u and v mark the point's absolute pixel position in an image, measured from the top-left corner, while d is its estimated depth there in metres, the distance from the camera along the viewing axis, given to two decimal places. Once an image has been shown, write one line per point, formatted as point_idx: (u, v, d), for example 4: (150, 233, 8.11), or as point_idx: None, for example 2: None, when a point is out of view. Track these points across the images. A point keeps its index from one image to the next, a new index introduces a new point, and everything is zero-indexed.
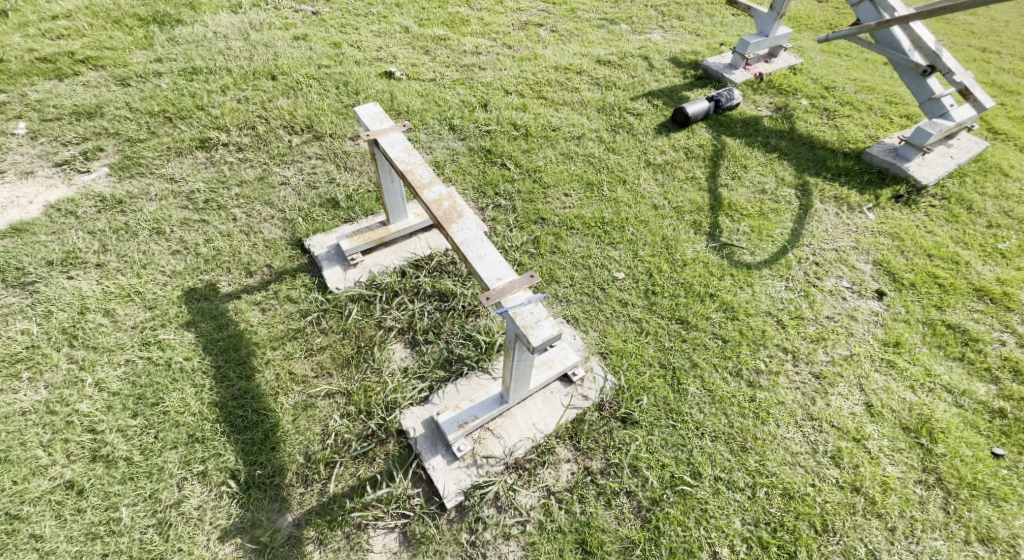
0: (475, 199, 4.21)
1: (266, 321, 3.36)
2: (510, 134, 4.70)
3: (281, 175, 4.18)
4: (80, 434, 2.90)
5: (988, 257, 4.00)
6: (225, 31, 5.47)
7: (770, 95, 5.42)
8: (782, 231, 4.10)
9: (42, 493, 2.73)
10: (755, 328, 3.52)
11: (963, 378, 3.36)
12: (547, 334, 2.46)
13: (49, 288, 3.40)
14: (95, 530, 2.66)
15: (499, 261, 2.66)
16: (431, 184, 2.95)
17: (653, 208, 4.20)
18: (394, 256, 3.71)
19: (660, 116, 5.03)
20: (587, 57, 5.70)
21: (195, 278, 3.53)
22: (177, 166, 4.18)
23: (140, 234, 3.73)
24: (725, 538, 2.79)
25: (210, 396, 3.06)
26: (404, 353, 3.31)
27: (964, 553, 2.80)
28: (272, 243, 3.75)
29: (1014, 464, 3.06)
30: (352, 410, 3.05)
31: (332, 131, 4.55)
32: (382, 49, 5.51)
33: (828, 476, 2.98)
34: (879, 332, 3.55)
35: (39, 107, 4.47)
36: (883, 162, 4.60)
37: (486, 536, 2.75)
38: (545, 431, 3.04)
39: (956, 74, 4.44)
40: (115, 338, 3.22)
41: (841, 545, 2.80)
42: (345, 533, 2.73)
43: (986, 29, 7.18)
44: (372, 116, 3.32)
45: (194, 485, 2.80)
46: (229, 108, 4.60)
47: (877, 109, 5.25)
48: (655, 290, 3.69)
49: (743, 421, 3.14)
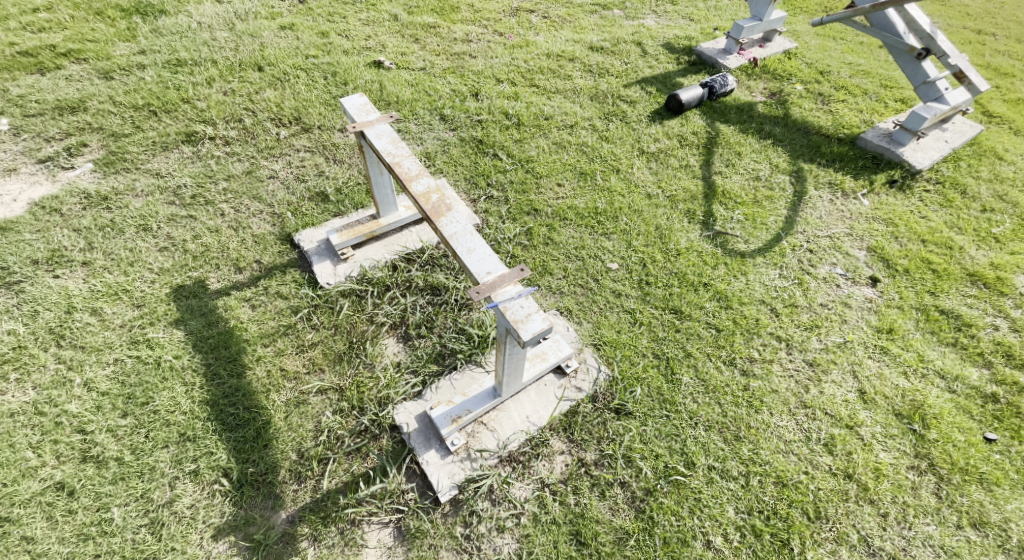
0: (467, 190, 4.18)
1: (257, 317, 3.34)
2: (502, 123, 4.65)
3: (270, 168, 4.14)
4: (70, 435, 2.88)
5: (982, 242, 3.99)
6: (210, 21, 5.38)
7: (764, 79, 5.37)
8: (776, 219, 4.09)
9: (32, 495, 2.71)
10: (750, 316, 3.51)
11: (956, 363, 3.37)
12: (537, 329, 2.44)
13: (34, 287, 3.36)
14: (87, 531, 2.65)
15: (488, 255, 2.63)
16: (419, 176, 2.91)
17: (647, 197, 4.18)
18: (384, 249, 3.68)
19: (654, 103, 4.99)
20: (579, 43, 5.63)
21: (183, 275, 3.50)
22: (162, 161, 4.13)
23: (127, 231, 3.68)
24: (719, 527, 2.80)
25: (200, 394, 3.04)
26: (397, 347, 3.30)
27: (957, 537, 2.81)
28: (261, 239, 3.71)
29: (1007, 449, 3.07)
30: (344, 406, 3.04)
31: (321, 123, 4.49)
32: (371, 38, 5.43)
33: (822, 464, 2.98)
34: (873, 318, 3.55)
35: (21, 103, 4.40)
36: (877, 147, 4.57)
37: (480, 529, 2.75)
38: (539, 424, 3.03)
39: (951, 56, 4.40)
40: (102, 337, 3.20)
41: (834, 532, 2.80)
42: (339, 529, 2.72)
43: (982, 11, 7.12)
44: (359, 107, 3.26)
45: (186, 484, 2.79)
46: (215, 101, 4.54)
47: (872, 93, 5.21)
48: (649, 280, 3.67)
49: (737, 410, 3.14)
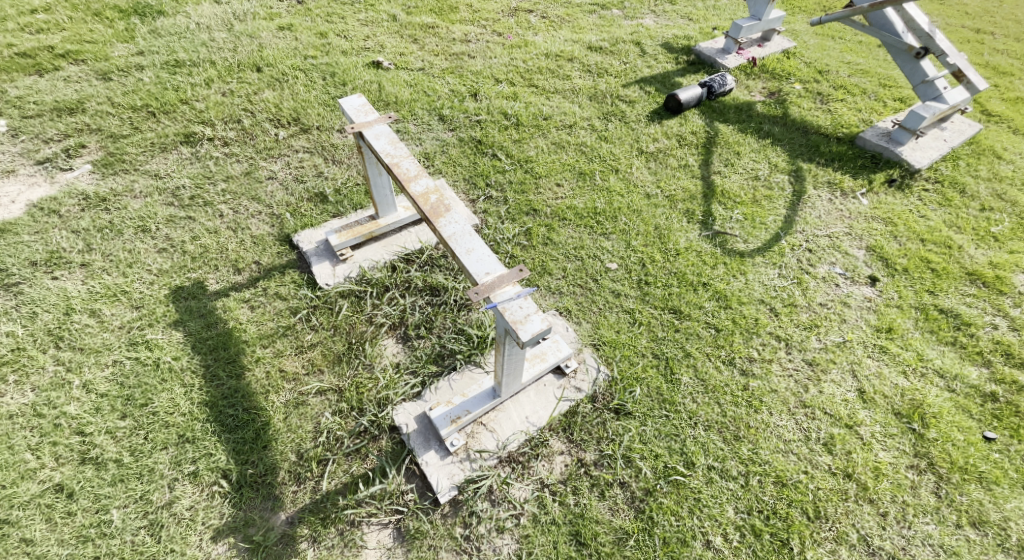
0: (466, 190, 4.17)
1: (256, 318, 3.33)
2: (501, 123, 4.65)
3: (269, 169, 4.14)
4: (69, 436, 2.88)
5: (981, 241, 3.99)
6: (208, 22, 5.38)
7: (763, 79, 5.38)
8: (775, 218, 4.09)
9: (31, 497, 2.71)
10: (749, 316, 3.51)
11: (955, 362, 3.37)
12: (537, 329, 2.44)
13: (33, 289, 3.35)
14: (86, 533, 2.65)
15: (487, 256, 2.63)
16: (418, 176, 2.91)
17: (647, 197, 4.18)
18: (383, 250, 3.68)
19: (652, 103, 4.99)
20: (578, 43, 5.63)
21: (182, 276, 3.50)
22: (161, 162, 4.12)
23: (125, 232, 3.68)
24: (719, 527, 2.80)
25: (200, 395, 3.04)
26: (396, 348, 3.30)
27: (956, 536, 2.81)
28: (260, 240, 3.71)
29: (1006, 448, 3.07)
30: (344, 407, 3.04)
31: (320, 124, 4.49)
32: (369, 39, 5.43)
33: (821, 463, 2.98)
34: (872, 317, 3.55)
35: (19, 104, 4.40)
36: (876, 146, 4.57)
37: (480, 530, 2.75)
38: (538, 424, 3.03)
39: (950, 55, 4.40)
40: (101, 338, 3.19)
41: (834, 531, 2.80)
42: (338, 530, 2.72)
43: (981, 9, 7.12)
44: (357, 108, 3.26)
45: (185, 486, 2.79)
46: (214, 102, 4.54)
47: (870, 92, 5.21)
48: (648, 280, 3.67)
49: (736, 410, 3.14)
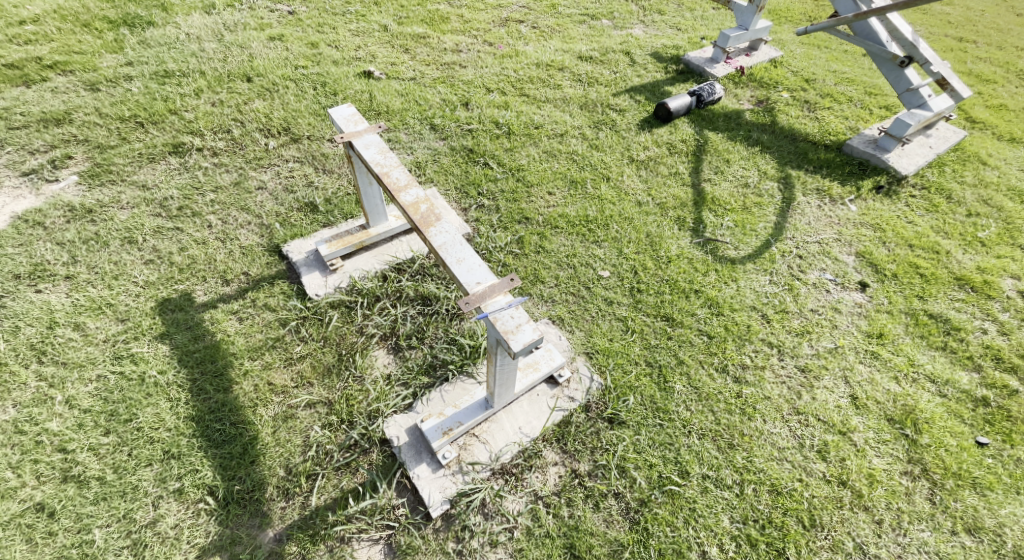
0: (457, 199, 4.16)
1: (244, 330, 3.29)
2: (492, 132, 4.64)
3: (258, 179, 4.10)
4: (50, 454, 2.81)
5: (968, 246, 4.02)
6: (198, 32, 5.35)
7: (751, 87, 5.42)
8: (766, 225, 4.10)
9: (11, 517, 2.65)
10: (741, 323, 3.51)
11: (946, 367, 3.38)
12: (529, 339, 2.41)
13: (16, 302, 3.29)
14: (67, 554, 2.59)
15: (478, 265, 2.60)
16: (408, 186, 2.88)
17: (637, 205, 4.18)
18: (374, 260, 3.66)
19: (643, 112, 5.00)
20: (569, 53, 5.65)
21: (169, 288, 3.45)
22: (149, 173, 4.08)
23: (111, 243, 3.63)
24: (714, 537, 2.78)
25: (186, 410, 2.98)
26: (387, 359, 3.26)
27: (952, 543, 2.80)
28: (249, 250, 3.67)
29: (998, 452, 3.07)
30: (333, 420, 2.99)
31: (310, 133, 4.47)
32: (360, 49, 5.42)
33: (815, 471, 2.97)
34: (863, 323, 3.55)
35: (5, 115, 4.34)
36: (864, 153, 4.60)
37: (473, 544, 2.71)
38: (531, 435, 2.99)
39: (934, 64, 4.45)
40: (85, 352, 3.13)
41: (830, 540, 2.79)
42: (328, 547, 2.67)
43: (963, 18, 7.23)
44: (347, 117, 3.24)
45: (170, 503, 2.73)
46: (203, 112, 4.51)
47: (857, 100, 5.26)
48: (641, 287, 3.66)
49: (730, 417, 3.12)
